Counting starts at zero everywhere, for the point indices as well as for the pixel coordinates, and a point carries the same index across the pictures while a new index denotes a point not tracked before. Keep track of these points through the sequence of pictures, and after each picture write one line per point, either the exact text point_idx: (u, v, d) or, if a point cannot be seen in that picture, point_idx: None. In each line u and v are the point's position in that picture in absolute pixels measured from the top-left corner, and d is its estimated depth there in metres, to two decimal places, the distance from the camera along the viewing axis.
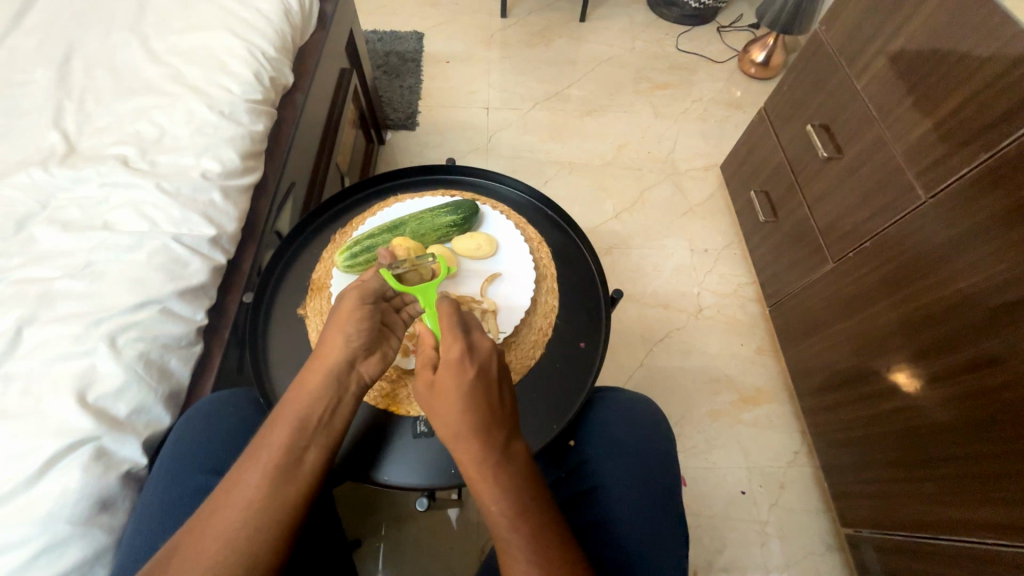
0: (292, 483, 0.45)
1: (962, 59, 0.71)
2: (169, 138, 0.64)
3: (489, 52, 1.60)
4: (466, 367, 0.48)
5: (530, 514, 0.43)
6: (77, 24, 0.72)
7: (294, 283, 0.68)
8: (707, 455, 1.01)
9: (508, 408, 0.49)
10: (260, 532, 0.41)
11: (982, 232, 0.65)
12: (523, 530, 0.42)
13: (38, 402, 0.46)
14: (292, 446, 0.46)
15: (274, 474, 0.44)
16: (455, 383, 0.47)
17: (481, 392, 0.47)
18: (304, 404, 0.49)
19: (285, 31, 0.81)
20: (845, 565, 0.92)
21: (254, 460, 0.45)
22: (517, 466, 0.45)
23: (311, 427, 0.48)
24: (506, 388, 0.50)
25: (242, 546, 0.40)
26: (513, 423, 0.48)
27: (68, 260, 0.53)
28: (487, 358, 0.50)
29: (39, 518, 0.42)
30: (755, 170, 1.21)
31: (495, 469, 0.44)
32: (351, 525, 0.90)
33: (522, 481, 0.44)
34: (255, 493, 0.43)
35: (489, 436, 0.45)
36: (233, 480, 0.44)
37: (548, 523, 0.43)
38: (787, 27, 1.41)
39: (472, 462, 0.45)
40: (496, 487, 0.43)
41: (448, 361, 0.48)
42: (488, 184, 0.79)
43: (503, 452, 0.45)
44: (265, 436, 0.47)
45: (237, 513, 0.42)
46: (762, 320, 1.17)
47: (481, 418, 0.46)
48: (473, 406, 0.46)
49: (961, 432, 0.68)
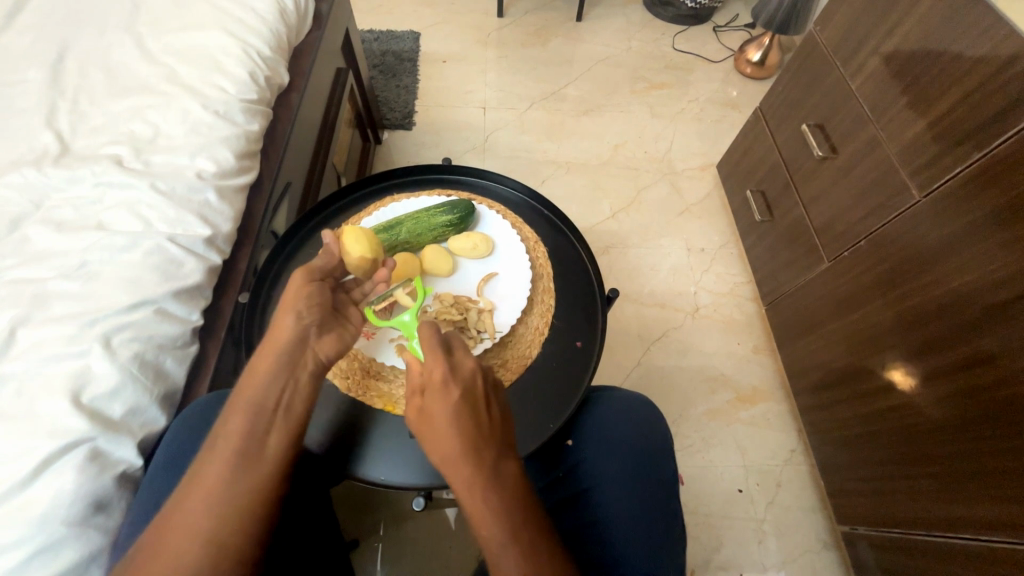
0: (257, 467, 0.45)
1: (955, 60, 0.71)
2: (163, 138, 0.64)
3: (485, 52, 1.60)
4: (451, 388, 0.48)
5: (521, 529, 0.43)
6: (70, 24, 0.72)
7: (290, 284, 0.68)
8: (704, 454, 1.01)
9: (498, 423, 0.48)
10: (227, 519, 0.41)
11: (976, 232, 0.66)
12: (514, 548, 0.41)
13: (33, 402, 0.46)
14: (250, 430, 0.46)
15: (236, 460, 0.44)
16: (442, 407, 0.47)
17: (468, 411, 0.47)
18: (260, 387, 0.49)
19: (280, 30, 0.81)
20: (841, 563, 0.92)
21: (216, 449, 0.45)
22: (509, 484, 0.45)
23: (270, 409, 0.48)
24: (494, 403, 0.50)
25: (211, 534, 0.40)
26: (505, 438, 0.48)
27: (62, 261, 0.53)
28: (473, 376, 0.50)
29: (34, 520, 0.42)
30: (752, 170, 1.21)
31: (484, 486, 0.44)
32: (348, 524, 0.90)
33: (513, 497, 0.44)
34: (218, 480, 0.43)
35: (477, 455, 0.45)
36: (196, 470, 0.44)
37: (539, 538, 0.43)
38: (782, 27, 1.41)
39: (463, 484, 0.44)
40: (487, 504, 0.43)
41: (433, 386, 0.48)
42: (482, 184, 0.79)
43: (492, 467, 0.45)
44: (224, 423, 0.47)
45: (203, 502, 0.41)
46: (758, 318, 1.17)
47: (470, 438, 0.45)
48: (459, 428, 0.46)
49: (955, 428, 0.69)
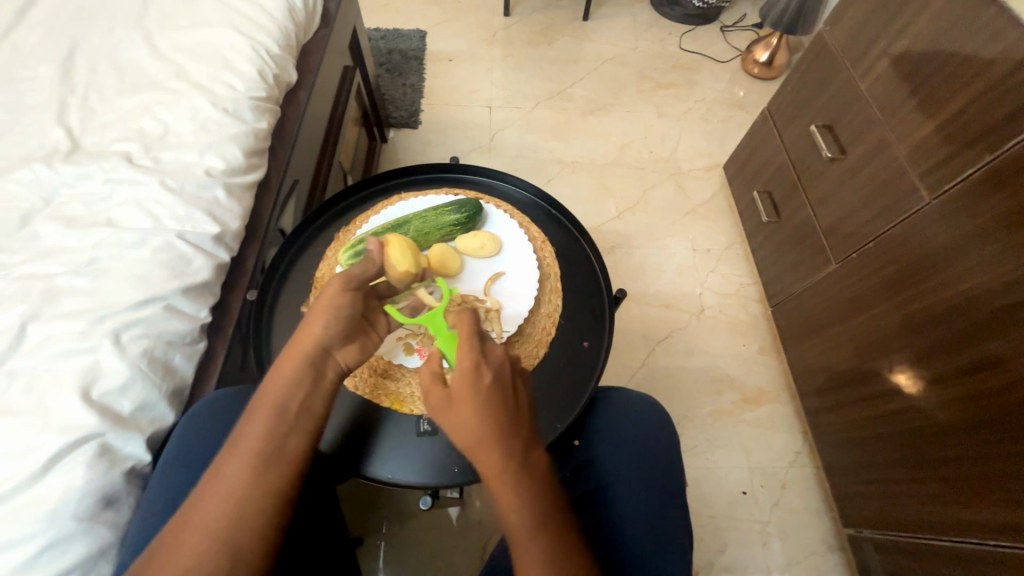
0: (275, 472, 0.44)
1: (966, 61, 0.71)
2: (172, 135, 0.64)
3: (492, 51, 1.60)
4: (482, 375, 0.48)
5: (547, 520, 0.43)
6: (80, 20, 0.72)
7: (298, 282, 0.68)
8: (708, 455, 1.01)
9: (525, 413, 0.48)
10: (243, 521, 0.41)
11: (986, 235, 0.65)
12: (540, 538, 0.42)
13: (43, 398, 0.46)
14: (271, 434, 0.46)
15: (255, 464, 0.44)
16: (472, 394, 0.47)
17: (499, 397, 0.47)
18: (282, 391, 0.48)
19: (288, 28, 0.81)
20: (846, 566, 0.92)
21: (235, 452, 0.45)
22: (537, 474, 0.45)
23: (291, 414, 0.48)
24: (522, 392, 0.50)
25: (226, 537, 0.40)
26: (531, 429, 0.48)
27: (72, 256, 0.53)
28: (503, 363, 0.50)
29: (44, 515, 0.42)
30: (759, 170, 1.21)
31: (513, 477, 0.44)
32: (352, 522, 0.90)
33: (540, 487, 0.45)
34: (236, 483, 0.43)
35: (508, 442, 0.45)
36: (215, 472, 0.44)
37: (564, 529, 0.43)
38: (790, 27, 1.41)
39: (494, 470, 0.44)
40: (515, 495, 0.43)
41: (463, 372, 0.48)
42: (491, 183, 0.79)
43: (521, 457, 0.45)
44: (245, 426, 0.47)
45: (220, 504, 0.41)
46: (763, 320, 1.17)
47: (500, 427, 0.46)
48: (491, 413, 0.46)
49: (963, 432, 0.68)
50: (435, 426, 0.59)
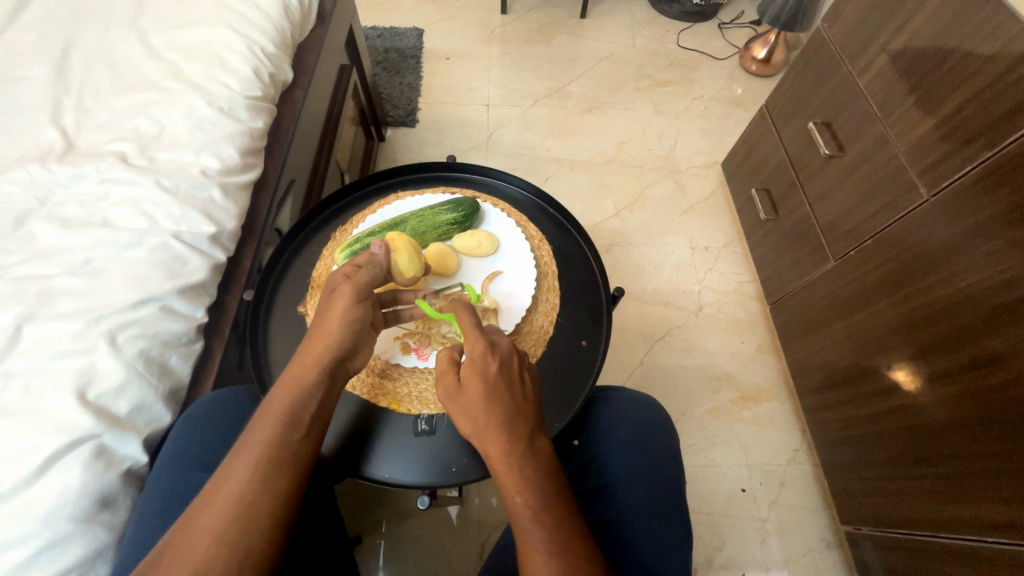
0: (282, 476, 0.44)
1: (966, 57, 0.70)
2: (168, 134, 0.64)
3: (489, 49, 1.59)
4: (488, 363, 0.49)
5: (551, 505, 0.44)
6: (74, 19, 0.72)
7: (294, 281, 0.68)
8: (707, 453, 1.01)
9: (531, 399, 0.49)
10: (250, 524, 0.41)
11: (984, 232, 0.65)
12: (543, 523, 0.43)
13: (39, 399, 0.46)
14: (278, 439, 0.46)
15: (263, 469, 0.44)
16: (479, 380, 0.48)
17: (504, 385, 0.48)
18: (291, 399, 0.48)
19: (284, 27, 0.81)
20: (844, 564, 0.92)
21: (242, 456, 0.44)
22: (541, 460, 0.46)
23: (299, 421, 0.48)
24: (529, 381, 0.51)
25: (234, 540, 0.39)
26: (537, 416, 0.49)
27: (67, 257, 0.53)
28: (509, 353, 0.51)
29: (39, 517, 0.42)
30: (757, 168, 1.20)
31: (519, 461, 0.45)
32: (351, 522, 0.90)
33: (545, 472, 0.46)
34: (244, 487, 0.42)
35: (513, 429, 0.46)
36: (222, 475, 0.43)
37: (567, 515, 0.44)
38: (788, 25, 1.40)
39: (498, 455, 0.46)
40: (521, 478, 0.45)
41: (470, 359, 0.50)
42: (488, 181, 0.79)
43: (527, 443, 0.46)
44: (253, 430, 0.46)
45: (227, 508, 0.41)
46: (762, 318, 1.17)
47: (506, 412, 0.47)
48: (496, 401, 0.47)
49: (961, 429, 0.68)
50: (432, 425, 0.59)
